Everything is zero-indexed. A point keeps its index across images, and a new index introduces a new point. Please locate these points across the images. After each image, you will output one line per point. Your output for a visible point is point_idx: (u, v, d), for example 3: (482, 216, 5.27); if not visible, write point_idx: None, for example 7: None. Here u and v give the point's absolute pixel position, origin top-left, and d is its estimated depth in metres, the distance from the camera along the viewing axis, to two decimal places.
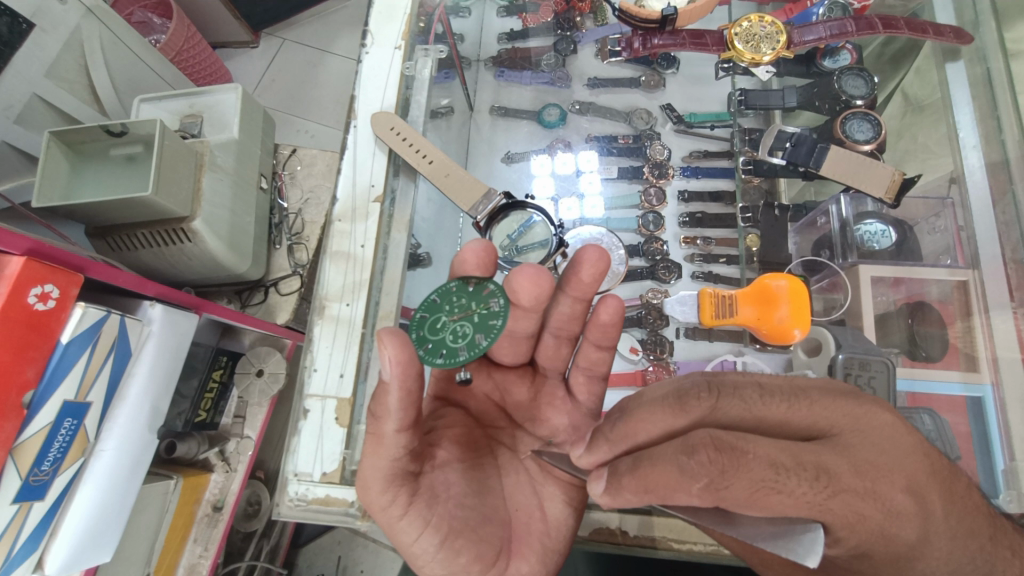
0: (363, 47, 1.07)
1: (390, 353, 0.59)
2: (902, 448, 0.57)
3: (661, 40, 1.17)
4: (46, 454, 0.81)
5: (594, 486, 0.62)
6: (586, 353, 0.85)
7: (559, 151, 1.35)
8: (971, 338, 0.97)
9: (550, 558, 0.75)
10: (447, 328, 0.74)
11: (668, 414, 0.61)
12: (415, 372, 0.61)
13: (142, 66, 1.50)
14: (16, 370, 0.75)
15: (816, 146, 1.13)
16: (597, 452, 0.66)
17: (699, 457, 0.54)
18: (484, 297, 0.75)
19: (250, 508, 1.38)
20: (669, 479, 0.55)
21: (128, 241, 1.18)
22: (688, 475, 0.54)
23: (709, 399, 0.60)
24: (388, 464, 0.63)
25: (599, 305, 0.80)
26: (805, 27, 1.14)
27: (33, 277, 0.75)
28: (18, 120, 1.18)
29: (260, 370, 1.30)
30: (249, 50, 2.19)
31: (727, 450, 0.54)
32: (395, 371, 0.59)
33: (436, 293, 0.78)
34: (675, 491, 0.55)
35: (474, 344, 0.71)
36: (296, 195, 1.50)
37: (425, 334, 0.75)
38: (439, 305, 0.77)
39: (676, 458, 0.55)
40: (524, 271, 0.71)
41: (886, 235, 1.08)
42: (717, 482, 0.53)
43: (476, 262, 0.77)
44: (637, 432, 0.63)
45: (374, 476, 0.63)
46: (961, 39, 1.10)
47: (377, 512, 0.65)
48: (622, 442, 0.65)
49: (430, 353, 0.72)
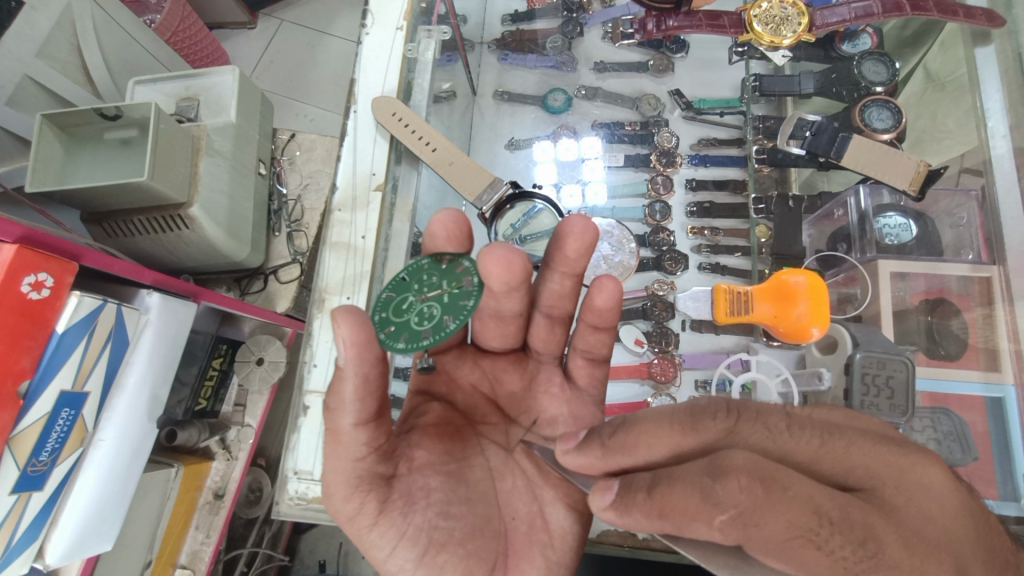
0: (363, 28, 1.03)
1: (343, 332, 0.56)
2: (947, 509, 0.48)
3: (676, 22, 1.12)
4: (44, 445, 0.79)
5: (599, 497, 0.55)
6: (584, 337, 0.84)
7: (563, 136, 1.31)
8: (992, 326, 0.96)
9: (553, 568, 0.73)
10: (413, 310, 0.70)
11: (676, 432, 0.55)
12: (372, 353, 0.58)
13: (137, 47, 1.45)
14: (10, 360, 0.73)
15: (838, 134, 1.08)
16: (589, 455, 0.61)
17: (730, 482, 0.47)
18: (456, 276, 0.72)
19: (251, 495, 1.39)
20: (688, 504, 0.49)
21: (124, 227, 1.15)
22: (714, 503, 0.47)
23: (726, 420, 0.54)
24: (349, 466, 0.61)
25: (595, 290, 0.78)
26: (829, 7, 1.09)
27: (26, 265, 0.72)
28: (10, 102, 1.15)
29: (260, 359, 1.28)
30: (248, 31, 2.14)
31: (775, 477, 0.47)
32: (350, 354, 0.57)
33: (407, 270, 0.75)
34: (697, 518, 0.48)
35: (441, 327, 0.68)
36: (295, 180, 1.46)
37: (389, 316, 0.71)
38: (408, 284, 0.73)
39: (702, 480, 0.49)
40: (494, 253, 0.67)
41: (906, 229, 1.04)
42: (747, 518, 0.46)
43: (446, 236, 0.74)
44: (637, 447, 0.57)
45: (337, 482, 0.61)
46: (992, 22, 1.07)
47: (345, 522, 0.63)
48: (617, 454, 0.59)
49: (392, 337, 0.68)
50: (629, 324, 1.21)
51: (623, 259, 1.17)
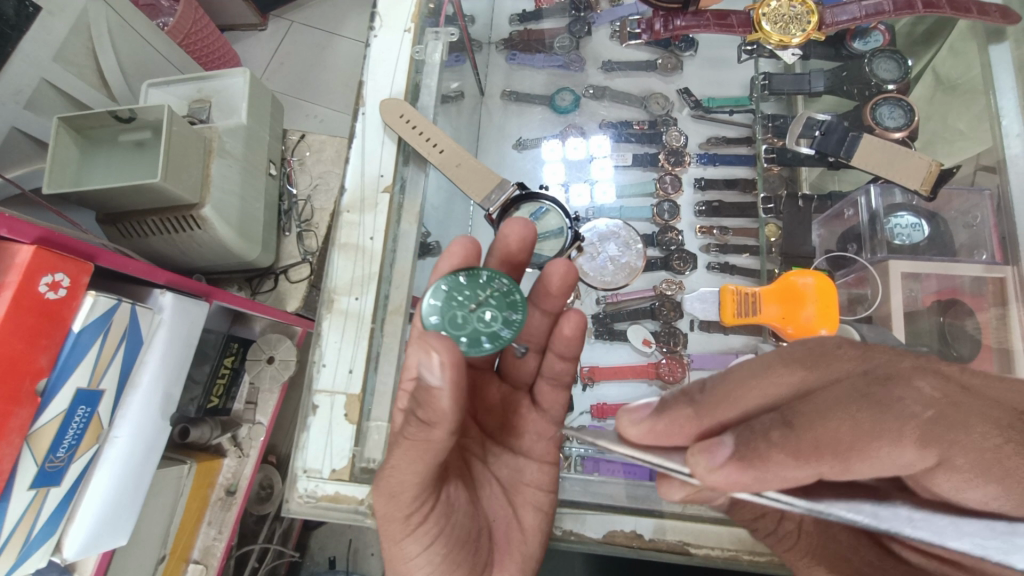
0: (373, 30, 1.03)
1: (435, 357, 0.56)
2: None
3: (684, 22, 1.11)
4: (61, 440, 0.81)
5: (712, 452, 0.50)
6: (552, 364, 0.84)
7: (571, 136, 1.32)
8: (1005, 325, 0.93)
9: (528, 563, 0.79)
10: (471, 320, 0.75)
11: (798, 370, 0.56)
12: (461, 379, 0.57)
13: (151, 51, 1.48)
14: (28, 359, 0.75)
15: (848, 134, 1.07)
16: (679, 412, 0.58)
17: (923, 384, 0.51)
18: (487, 280, 0.79)
19: (262, 492, 1.41)
20: (871, 414, 0.49)
21: (137, 227, 1.17)
22: (900, 404, 0.50)
23: (855, 349, 0.56)
24: (428, 467, 0.61)
25: (562, 319, 0.81)
26: (838, 6, 1.08)
27: (43, 266, 0.74)
28: (27, 105, 1.17)
29: (271, 357, 1.32)
30: (258, 33, 2.16)
31: (943, 396, 0.50)
32: (450, 371, 0.56)
33: (432, 294, 0.77)
34: (875, 438, 0.49)
35: (510, 320, 0.76)
36: (305, 180, 1.48)
37: (455, 333, 0.74)
38: (446, 305, 0.77)
39: (868, 389, 0.51)
40: (520, 233, 0.84)
41: (918, 229, 1.03)
42: (955, 412, 0.49)
43: (463, 255, 0.82)
44: (744, 395, 0.56)
45: (405, 483, 0.61)
46: (1007, 19, 1.04)
47: (392, 521, 0.64)
48: (720, 406, 0.57)
49: (475, 344, 0.73)
50: (636, 324, 1.21)
51: (629, 260, 1.17)
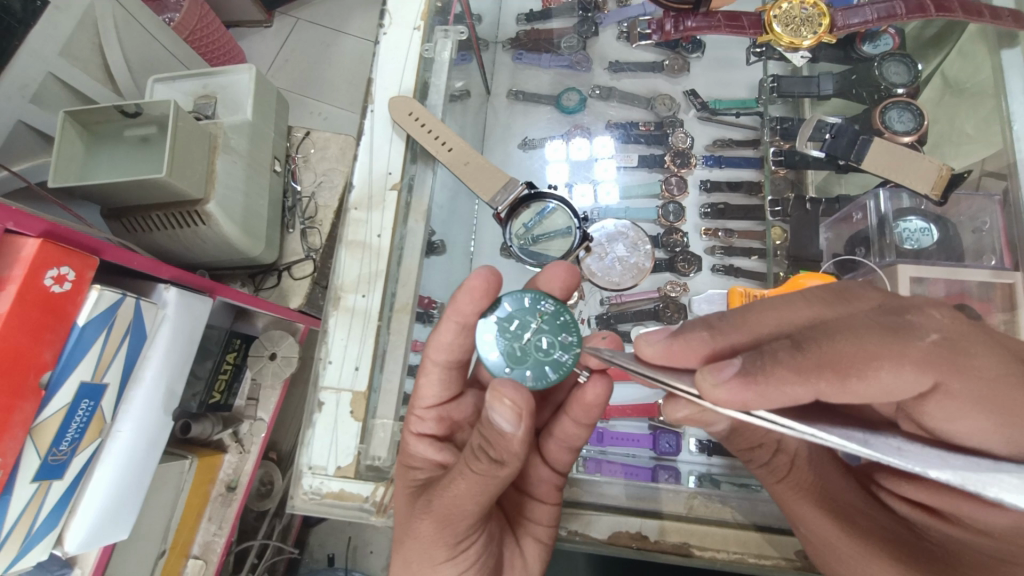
0: (381, 27, 1.03)
1: (505, 403, 0.61)
2: None
3: (694, 23, 1.11)
4: (64, 434, 0.81)
5: (724, 366, 0.53)
6: (565, 428, 0.84)
7: (576, 136, 1.32)
8: (1015, 331, 0.93)
9: None
10: (530, 349, 0.78)
11: (818, 306, 0.63)
12: (527, 427, 0.62)
13: (157, 47, 1.48)
14: (33, 352, 0.75)
15: (857, 137, 1.06)
16: (691, 340, 0.64)
17: (926, 316, 0.55)
18: (537, 307, 0.80)
19: (263, 488, 1.41)
20: (878, 338, 0.53)
21: (142, 222, 1.17)
22: (911, 331, 0.54)
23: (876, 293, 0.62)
24: (479, 491, 0.65)
25: (588, 383, 0.79)
26: (850, 8, 1.08)
27: (48, 259, 0.74)
28: (34, 99, 1.17)
29: (273, 354, 1.31)
30: (263, 30, 2.16)
31: (950, 325, 0.55)
32: (521, 419, 0.62)
33: (488, 328, 0.80)
34: (877, 359, 0.52)
35: (566, 344, 0.77)
36: (309, 177, 1.48)
37: (518, 365, 0.77)
38: (503, 337, 0.79)
39: (883, 319, 0.55)
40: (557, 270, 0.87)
41: (927, 234, 1.02)
42: (952, 339, 0.54)
43: (483, 287, 0.79)
44: (759, 325, 0.63)
45: (463, 500, 0.66)
46: (1019, 23, 1.03)
47: (436, 544, 0.67)
48: (734, 331, 0.64)
49: (539, 376, 0.76)
50: (639, 326, 1.20)
51: (638, 261, 1.18)
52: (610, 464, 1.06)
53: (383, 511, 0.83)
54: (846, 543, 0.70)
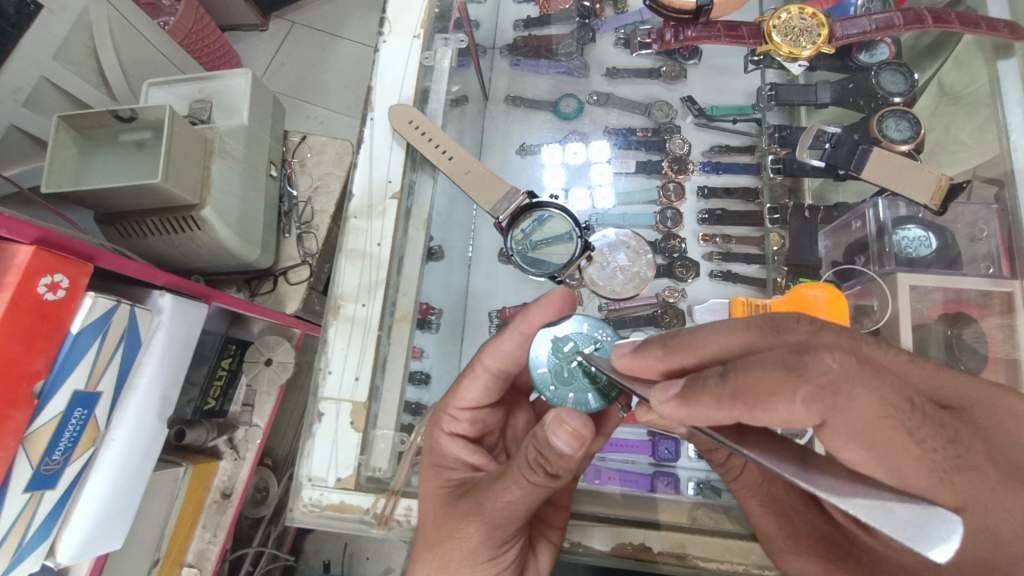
0: (381, 35, 1.03)
1: (567, 428, 0.62)
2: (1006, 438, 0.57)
3: (695, 32, 1.12)
4: (56, 444, 0.80)
5: (665, 387, 0.56)
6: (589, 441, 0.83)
7: (572, 141, 1.33)
8: (1011, 336, 0.92)
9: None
10: (579, 374, 0.76)
11: (754, 332, 0.60)
12: (585, 449, 0.63)
13: (151, 50, 1.47)
14: (26, 361, 0.74)
15: (857, 147, 1.08)
16: (647, 356, 0.64)
17: (822, 357, 0.51)
18: (593, 334, 0.79)
19: (257, 495, 1.40)
20: (771, 379, 0.51)
21: (137, 228, 1.16)
22: (798, 373, 0.51)
23: (811, 326, 0.58)
24: (525, 496, 0.67)
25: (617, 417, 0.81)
26: (849, 19, 1.09)
27: (42, 267, 0.73)
28: (27, 103, 1.16)
29: (269, 359, 1.30)
30: (259, 33, 2.15)
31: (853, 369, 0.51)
32: (582, 442, 0.62)
33: (543, 343, 0.78)
34: (773, 395, 0.51)
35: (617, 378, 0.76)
36: (306, 182, 1.47)
37: (564, 387, 0.76)
38: (554, 356, 0.78)
39: (786, 356, 0.52)
40: None
41: (925, 243, 1.02)
42: (837, 386, 0.50)
43: (557, 307, 0.81)
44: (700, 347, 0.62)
45: (516, 497, 0.67)
46: (1015, 34, 1.05)
47: (469, 551, 0.69)
48: (679, 352, 0.63)
49: (582, 402, 0.75)
50: (637, 331, 1.21)
51: (639, 269, 1.17)
52: (609, 471, 1.05)
53: (384, 523, 0.83)
54: (782, 538, 0.74)
